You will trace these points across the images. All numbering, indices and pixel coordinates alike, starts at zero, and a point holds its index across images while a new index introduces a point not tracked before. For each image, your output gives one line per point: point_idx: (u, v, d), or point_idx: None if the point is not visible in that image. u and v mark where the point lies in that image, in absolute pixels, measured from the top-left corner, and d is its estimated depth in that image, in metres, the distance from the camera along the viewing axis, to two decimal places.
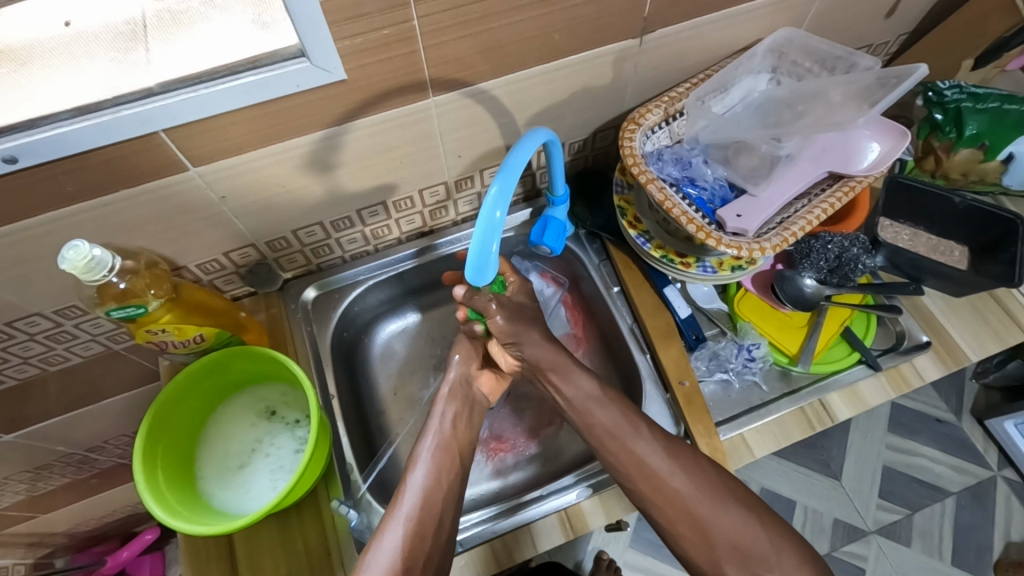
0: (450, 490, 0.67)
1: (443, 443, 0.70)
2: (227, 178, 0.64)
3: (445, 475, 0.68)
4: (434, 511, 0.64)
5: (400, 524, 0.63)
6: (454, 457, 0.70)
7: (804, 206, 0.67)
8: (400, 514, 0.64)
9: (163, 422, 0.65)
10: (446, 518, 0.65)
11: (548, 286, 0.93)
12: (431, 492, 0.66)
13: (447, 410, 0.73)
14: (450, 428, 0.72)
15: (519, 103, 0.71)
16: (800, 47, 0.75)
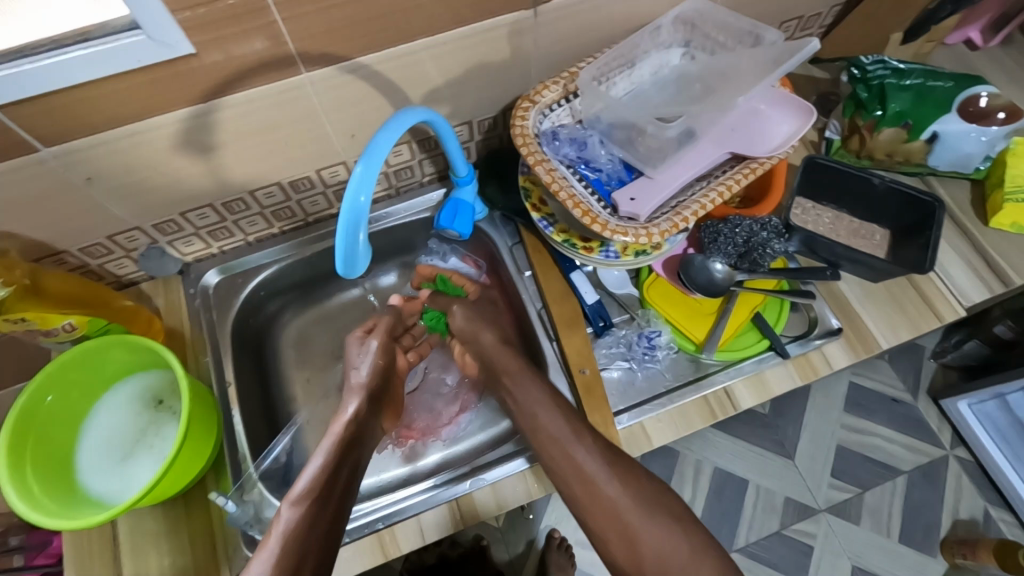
0: (316, 531, 0.59)
1: (318, 490, 0.62)
2: (87, 159, 0.60)
3: (317, 514, 0.60)
4: (297, 555, 0.57)
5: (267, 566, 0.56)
6: (328, 501, 0.62)
7: (702, 189, 0.65)
8: (267, 556, 0.57)
9: (31, 418, 0.62)
10: (314, 558, 0.58)
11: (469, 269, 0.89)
12: (299, 532, 0.59)
13: (333, 455, 0.66)
14: (331, 476, 0.64)
15: (409, 79, 0.67)
16: (715, 21, 0.71)
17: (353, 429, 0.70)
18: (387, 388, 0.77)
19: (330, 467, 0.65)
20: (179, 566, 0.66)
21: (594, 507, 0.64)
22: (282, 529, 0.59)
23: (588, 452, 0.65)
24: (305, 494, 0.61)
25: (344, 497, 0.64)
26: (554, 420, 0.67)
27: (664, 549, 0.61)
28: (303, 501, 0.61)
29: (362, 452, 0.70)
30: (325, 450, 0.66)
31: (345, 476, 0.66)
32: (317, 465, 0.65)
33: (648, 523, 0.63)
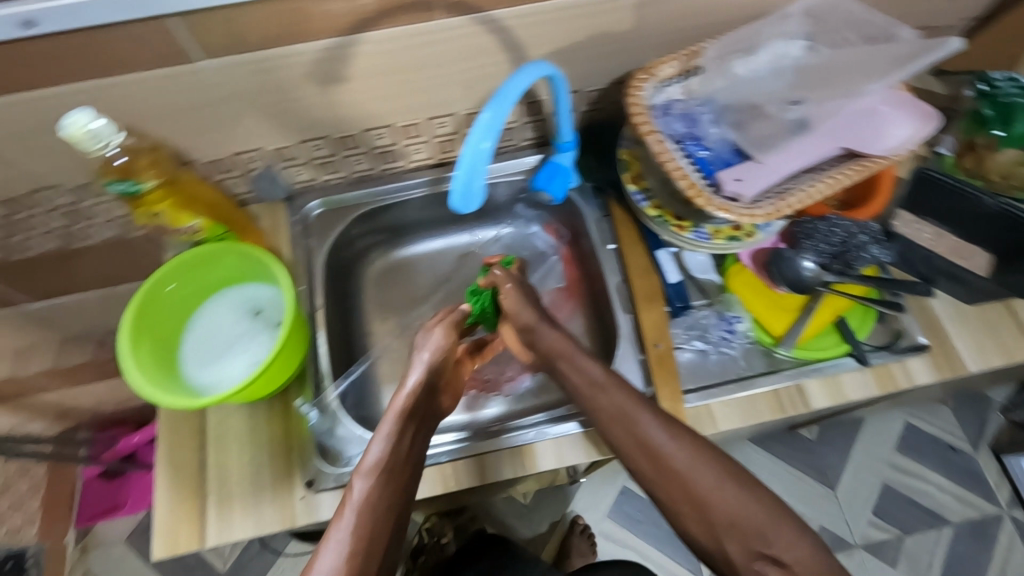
0: (390, 511, 0.54)
1: (388, 465, 0.56)
2: (234, 76, 0.65)
3: (389, 491, 0.55)
4: (369, 537, 0.51)
5: (343, 544, 0.50)
6: (398, 478, 0.56)
7: (810, 180, 0.64)
8: (338, 534, 0.51)
9: (153, 300, 0.69)
10: (385, 534, 0.53)
11: (549, 239, 0.94)
12: (371, 512, 0.52)
13: (399, 426, 0.59)
14: (399, 448, 0.58)
15: (534, 38, 0.70)
16: (842, 16, 0.71)
17: (417, 404, 0.62)
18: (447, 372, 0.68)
19: (399, 438, 0.58)
20: (259, 463, 0.71)
21: (662, 478, 0.58)
22: (354, 503, 0.53)
23: (654, 421, 0.60)
24: (376, 468, 0.55)
25: (412, 476, 0.58)
26: (616, 390, 0.62)
27: (742, 517, 0.56)
28: (372, 476, 0.55)
29: (426, 426, 0.63)
30: (392, 420, 0.59)
31: (412, 450, 0.59)
32: (387, 436, 0.58)
33: (723, 486, 0.57)
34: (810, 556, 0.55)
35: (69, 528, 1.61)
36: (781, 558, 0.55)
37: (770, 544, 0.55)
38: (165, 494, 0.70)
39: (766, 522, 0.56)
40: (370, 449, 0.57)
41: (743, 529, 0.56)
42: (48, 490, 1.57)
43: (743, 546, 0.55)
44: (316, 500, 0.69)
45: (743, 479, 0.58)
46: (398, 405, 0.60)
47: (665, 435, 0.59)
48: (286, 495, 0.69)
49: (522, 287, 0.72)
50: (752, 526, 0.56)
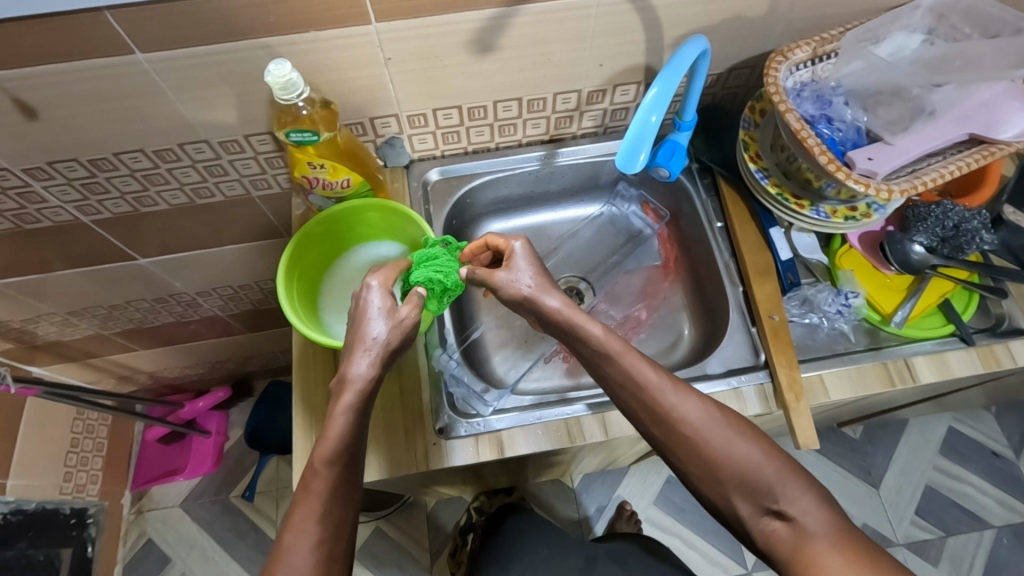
0: (345, 488, 0.56)
1: (347, 449, 0.56)
2: (397, 39, 0.69)
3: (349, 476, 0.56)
4: (338, 518, 0.56)
5: (310, 534, 0.54)
6: (358, 464, 0.57)
7: (938, 163, 0.68)
8: (304, 526, 0.54)
9: (301, 248, 0.73)
10: (348, 511, 0.57)
11: (649, 220, 0.96)
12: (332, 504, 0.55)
13: (360, 409, 0.57)
14: (358, 431, 0.57)
15: (672, 19, 0.74)
16: (965, 9, 0.73)
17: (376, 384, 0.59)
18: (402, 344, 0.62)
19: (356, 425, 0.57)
20: (388, 410, 0.74)
21: (674, 444, 0.60)
22: (318, 493, 0.55)
23: (670, 393, 0.60)
24: (336, 458, 0.55)
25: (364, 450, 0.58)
26: (632, 361, 0.60)
27: (750, 476, 0.57)
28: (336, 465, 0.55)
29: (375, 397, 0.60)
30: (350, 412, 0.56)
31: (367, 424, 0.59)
32: (348, 419, 0.56)
33: (733, 443, 0.58)
34: (826, 520, 0.55)
35: (126, 490, 1.65)
36: (791, 512, 0.56)
37: (778, 500, 0.56)
38: (302, 436, 0.73)
39: (769, 478, 0.57)
40: (329, 434, 0.56)
41: (752, 487, 0.57)
42: (109, 452, 1.61)
43: (754, 504, 0.57)
44: (449, 446, 0.73)
45: (755, 439, 0.58)
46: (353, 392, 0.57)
47: (673, 398, 0.59)
48: (418, 441, 0.73)
49: (535, 267, 0.64)
50: (760, 479, 0.57)
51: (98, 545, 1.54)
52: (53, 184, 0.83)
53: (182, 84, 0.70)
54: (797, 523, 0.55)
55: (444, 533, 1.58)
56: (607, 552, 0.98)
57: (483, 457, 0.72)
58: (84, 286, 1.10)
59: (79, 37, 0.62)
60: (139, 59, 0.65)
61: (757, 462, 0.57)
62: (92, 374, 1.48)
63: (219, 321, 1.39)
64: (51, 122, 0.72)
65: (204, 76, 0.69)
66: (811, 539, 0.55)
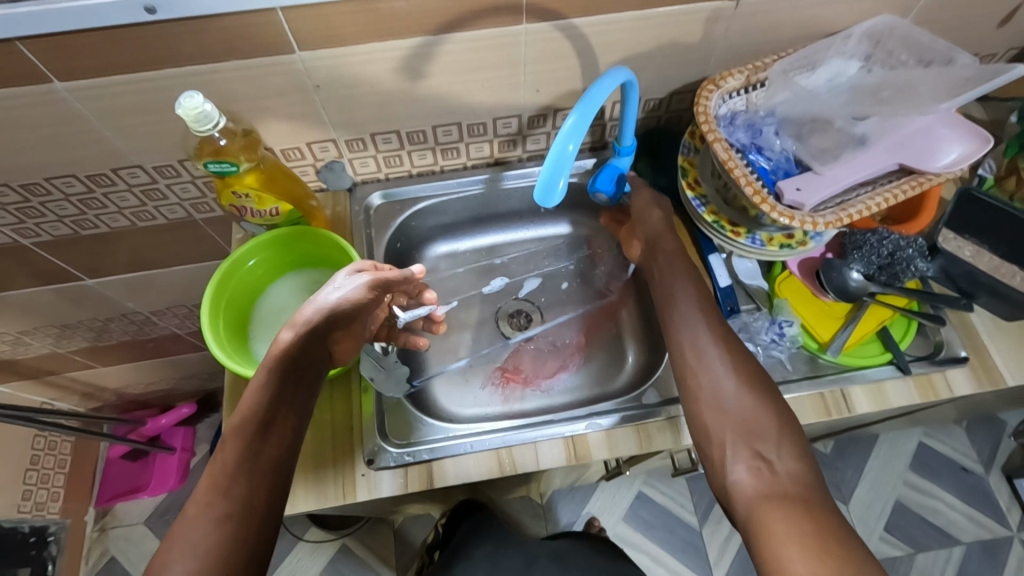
0: (262, 482, 0.56)
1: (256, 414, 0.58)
2: (324, 67, 0.69)
3: (264, 447, 0.57)
4: (241, 500, 0.53)
5: (212, 510, 0.52)
6: (257, 434, 0.58)
7: (868, 193, 0.68)
8: (205, 497, 0.53)
9: (236, 273, 0.74)
10: (262, 503, 0.54)
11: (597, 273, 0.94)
12: (232, 479, 0.54)
13: (275, 377, 0.61)
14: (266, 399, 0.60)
15: (604, 45, 0.73)
16: (898, 37, 0.74)
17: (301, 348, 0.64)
18: (342, 323, 0.67)
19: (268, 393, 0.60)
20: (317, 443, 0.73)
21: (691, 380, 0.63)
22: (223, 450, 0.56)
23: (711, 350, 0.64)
24: (243, 425, 0.57)
25: (294, 435, 0.60)
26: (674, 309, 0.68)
27: (750, 416, 0.59)
28: (250, 433, 0.57)
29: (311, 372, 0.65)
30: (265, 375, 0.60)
31: (298, 402, 0.62)
32: (257, 389, 0.60)
33: (731, 393, 0.60)
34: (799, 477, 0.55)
35: (89, 506, 1.63)
36: (773, 464, 0.56)
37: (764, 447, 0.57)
38: None
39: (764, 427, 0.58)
40: (248, 400, 0.59)
41: (750, 430, 0.58)
42: (72, 468, 1.59)
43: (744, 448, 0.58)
44: (377, 478, 0.72)
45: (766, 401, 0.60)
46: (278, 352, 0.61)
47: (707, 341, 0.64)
48: (348, 472, 0.72)
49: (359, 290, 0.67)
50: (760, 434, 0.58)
51: (58, 564, 1.52)
52: None
53: (107, 111, 0.69)
54: (778, 474, 0.55)
55: (412, 549, 1.54)
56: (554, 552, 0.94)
57: (412, 490, 0.71)
58: (33, 306, 1.09)
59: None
60: (58, 87, 0.65)
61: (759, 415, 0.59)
62: (53, 391, 1.47)
63: (179, 338, 1.38)
64: None
65: (129, 103, 0.68)
66: (784, 489, 0.54)
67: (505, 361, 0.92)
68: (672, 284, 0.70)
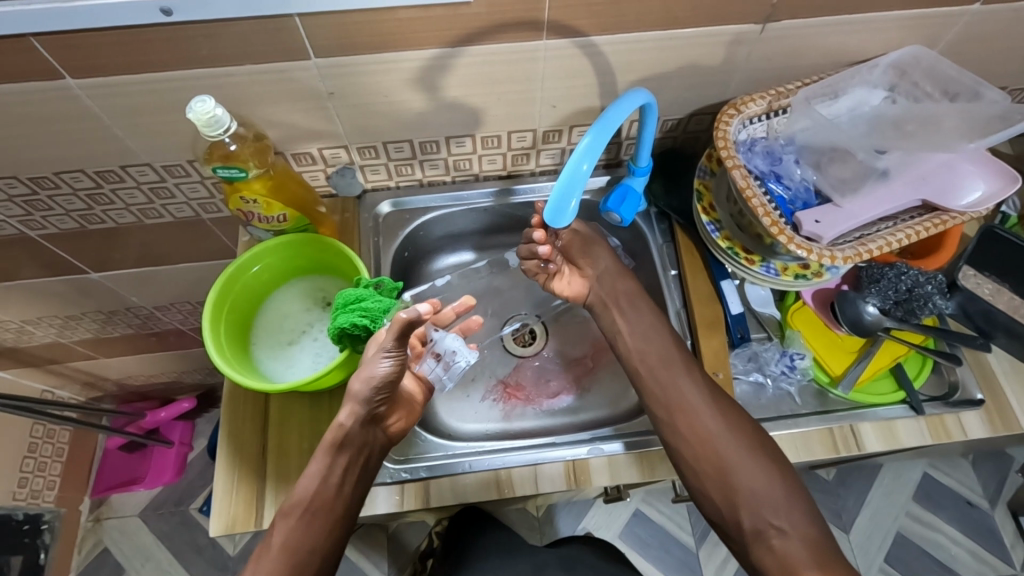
0: (307, 557, 0.62)
1: (319, 499, 0.63)
2: (339, 75, 0.68)
3: (316, 531, 0.63)
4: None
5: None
6: (322, 516, 0.63)
7: (888, 229, 0.66)
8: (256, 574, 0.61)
9: (240, 278, 0.73)
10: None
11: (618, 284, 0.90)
12: (278, 565, 0.61)
13: (337, 460, 0.64)
14: (329, 483, 0.64)
15: (624, 64, 0.72)
16: (925, 68, 0.71)
17: (358, 432, 0.65)
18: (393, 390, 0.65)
19: (329, 475, 0.63)
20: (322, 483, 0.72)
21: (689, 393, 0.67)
22: (288, 532, 0.62)
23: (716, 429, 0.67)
24: (292, 510, 0.63)
25: (344, 511, 0.64)
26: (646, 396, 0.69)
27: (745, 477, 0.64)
28: (293, 515, 0.63)
29: (364, 452, 0.66)
30: (323, 457, 0.64)
31: (347, 486, 0.64)
32: (320, 475, 0.64)
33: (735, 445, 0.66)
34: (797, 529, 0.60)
35: (84, 496, 1.63)
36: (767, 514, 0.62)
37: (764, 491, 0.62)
38: (223, 472, 0.72)
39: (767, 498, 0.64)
40: (302, 484, 0.64)
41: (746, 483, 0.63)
42: (69, 457, 1.59)
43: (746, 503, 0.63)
44: (372, 493, 0.71)
45: (773, 465, 0.65)
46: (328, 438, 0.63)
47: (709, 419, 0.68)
48: None
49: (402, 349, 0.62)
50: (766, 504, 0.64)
51: (51, 553, 1.52)
52: None
53: (119, 109, 0.68)
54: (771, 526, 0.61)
55: (405, 556, 1.53)
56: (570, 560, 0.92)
57: (407, 508, 0.70)
58: (37, 295, 1.08)
59: (6, 62, 0.60)
60: (71, 84, 0.64)
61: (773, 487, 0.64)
62: (54, 379, 1.47)
63: (181, 333, 1.37)
64: None
65: (141, 103, 0.68)
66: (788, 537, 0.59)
67: (508, 377, 0.91)
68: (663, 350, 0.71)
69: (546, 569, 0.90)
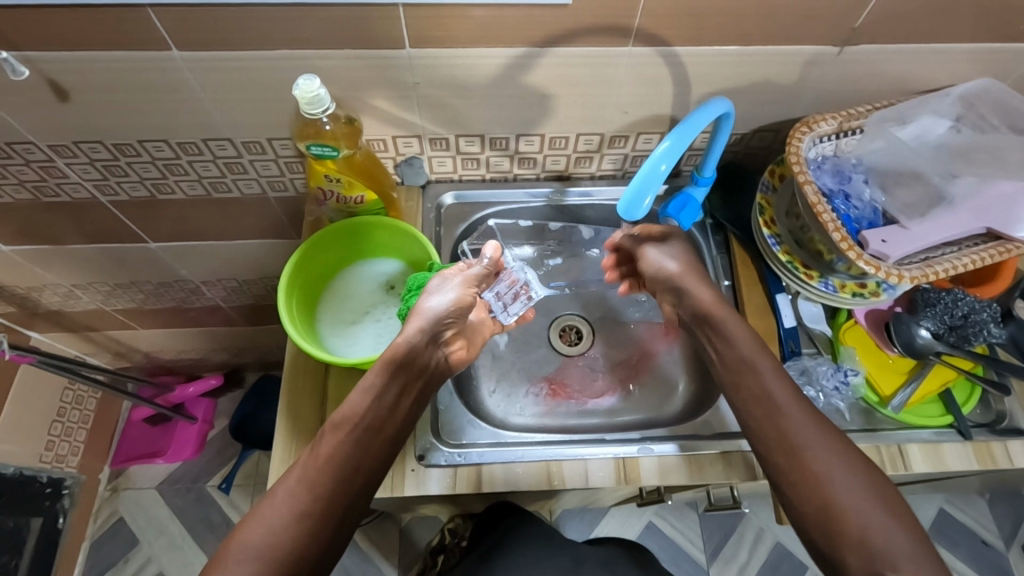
0: (350, 478, 0.58)
1: (363, 421, 0.60)
2: (428, 66, 0.70)
3: (362, 445, 0.59)
4: (326, 500, 0.56)
5: (296, 502, 0.55)
6: (371, 437, 0.60)
7: (953, 254, 0.68)
8: (290, 490, 0.55)
9: (310, 253, 0.75)
10: (343, 497, 0.57)
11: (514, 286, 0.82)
12: (325, 474, 0.57)
13: (389, 380, 0.62)
14: (381, 404, 0.62)
15: (701, 76, 0.74)
16: (993, 102, 0.73)
17: (421, 353, 0.64)
18: (460, 319, 0.68)
19: (382, 394, 0.62)
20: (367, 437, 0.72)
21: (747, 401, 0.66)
22: (328, 451, 0.58)
23: (803, 419, 0.60)
24: (344, 423, 0.59)
25: (395, 432, 0.63)
26: None
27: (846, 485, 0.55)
28: (342, 428, 0.59)
29: (419, 376, 0.65)
30: (381, 374, 0.62)
31: (401, 409, 0.63)
32: (368, 397, 0.61)
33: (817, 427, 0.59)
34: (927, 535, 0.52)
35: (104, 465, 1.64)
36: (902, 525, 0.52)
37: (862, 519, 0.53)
38: (282, 446, 0.73)
39: None
40: (354, 400, 0.61)
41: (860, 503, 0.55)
42: (94, 425, 1.61)
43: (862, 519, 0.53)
44: (425, 474, 0.72)
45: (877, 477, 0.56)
46: (396, 354, 0.62)
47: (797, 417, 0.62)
48: (397, 465, 0.72)
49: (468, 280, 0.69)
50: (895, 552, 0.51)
51: (68, 518, 1.53)
52: (75, 162, 0.84)
53: (213, 82, 0.71)
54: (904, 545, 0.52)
55: (416, 551, 1.52)
56: (599, 560, 0.93)
57: (459, 491, 0.71)
58: (91, 260, 1.10)
59: (118, 28, 0.63)
60: (175, 55, 0.67)
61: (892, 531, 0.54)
62: (88, 346, 1.49)
63: (219, 311, 1.39)
64: (81, 104, 0.73)
65: (235, 78, 0.70)
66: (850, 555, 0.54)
67: (553, 375, 0.92)
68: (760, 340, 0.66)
69: (577, 563, 0.91)
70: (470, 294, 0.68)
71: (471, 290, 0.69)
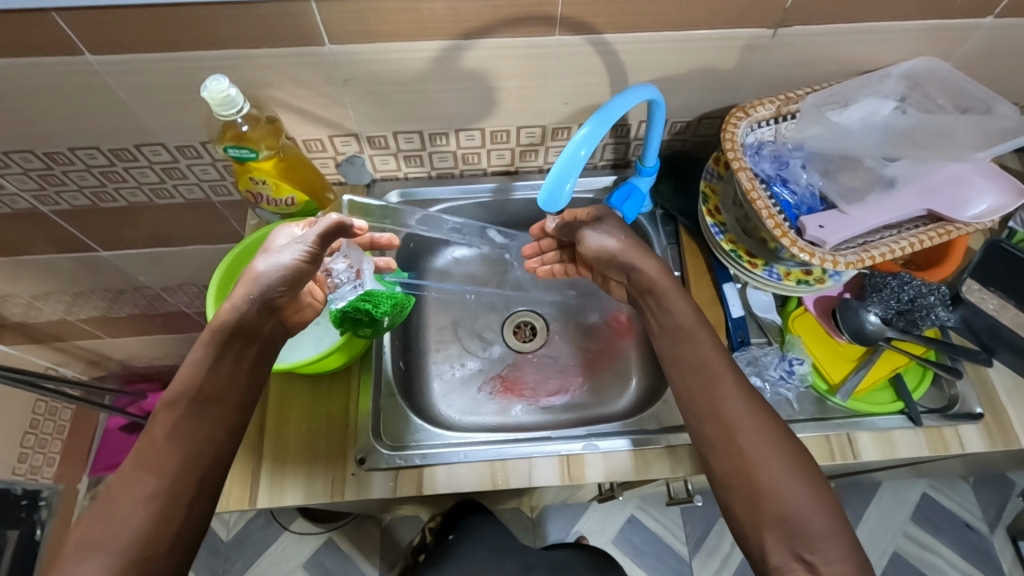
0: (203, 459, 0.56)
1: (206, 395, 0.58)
2: (353, 63, 0.69)
3: (210, 426, 0.58)
4: (177, 491, 0.54)
5: (153, 500, 0.53)
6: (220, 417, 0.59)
7: (892, 237, 0.67)
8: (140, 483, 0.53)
9: (246, 259, 0.76)
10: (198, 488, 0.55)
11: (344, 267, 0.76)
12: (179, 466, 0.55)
13: (218, 345, 0.60)
14: (214, 371, 0.59)
15: (635, 64, 0.72)
16: (938, 81, 0.72)
17: (251, 324, 0.61)
18: (301, 285, 0.64)
19: (214, 363, 0.59)
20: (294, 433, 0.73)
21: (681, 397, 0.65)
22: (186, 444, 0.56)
23: (726, 416, 0.60)
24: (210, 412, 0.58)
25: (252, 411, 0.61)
26: None
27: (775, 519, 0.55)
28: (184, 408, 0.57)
29: (259, 342, 0.63)
30: (205, 345, 0.59)
31: (241, 375, 0.61)
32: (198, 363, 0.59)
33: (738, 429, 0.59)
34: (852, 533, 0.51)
35: (83, 475, 1.64)
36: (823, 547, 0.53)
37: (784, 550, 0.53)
38: None
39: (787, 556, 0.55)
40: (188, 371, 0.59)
41: (791, 528, 0.54)
42: (70, 435, 1.60)
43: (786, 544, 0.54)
44: (366, 478, 0.71)
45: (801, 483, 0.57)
46: (221, 326, 0.59)
47: (723, 413, 0.60)
48: (338, 470, 0.71)
49: (309, 243, 0.63)
50: (800, 536, 0.54)
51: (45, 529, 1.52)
52: (10, 173, 0.83)
53: (135, 87, 0.69)
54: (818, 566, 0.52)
55: (398, 550, 1.51)
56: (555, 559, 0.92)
57: (402, 493, 0.71)
58: (45, 271, 1.09)
59: (26, 35, 0.61)
60: (90, 60, 0.65)
61: (810, 519, 0.55)
62: (59, 357, 1.48)
63: (185, 317, 1.38)
64: (4, 113, 0.72)
65: (156, 82, 0.69)
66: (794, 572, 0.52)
67: (505, 372, 0.91)
68: (699, 332, 0.64)
69: (527, 566, 0.91)
70: (309, 260, 0.63)
71: (310, 256, 0.63)
